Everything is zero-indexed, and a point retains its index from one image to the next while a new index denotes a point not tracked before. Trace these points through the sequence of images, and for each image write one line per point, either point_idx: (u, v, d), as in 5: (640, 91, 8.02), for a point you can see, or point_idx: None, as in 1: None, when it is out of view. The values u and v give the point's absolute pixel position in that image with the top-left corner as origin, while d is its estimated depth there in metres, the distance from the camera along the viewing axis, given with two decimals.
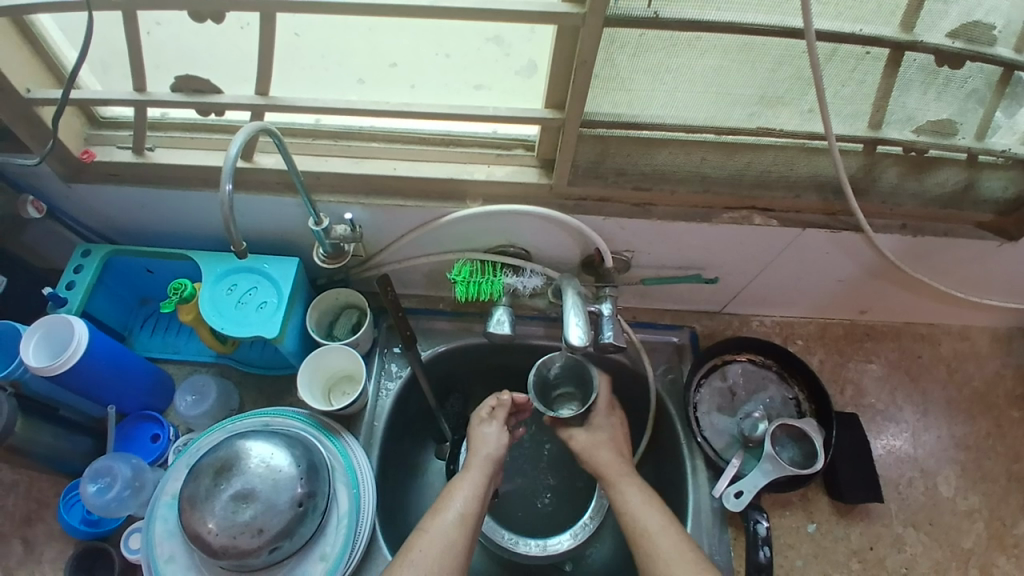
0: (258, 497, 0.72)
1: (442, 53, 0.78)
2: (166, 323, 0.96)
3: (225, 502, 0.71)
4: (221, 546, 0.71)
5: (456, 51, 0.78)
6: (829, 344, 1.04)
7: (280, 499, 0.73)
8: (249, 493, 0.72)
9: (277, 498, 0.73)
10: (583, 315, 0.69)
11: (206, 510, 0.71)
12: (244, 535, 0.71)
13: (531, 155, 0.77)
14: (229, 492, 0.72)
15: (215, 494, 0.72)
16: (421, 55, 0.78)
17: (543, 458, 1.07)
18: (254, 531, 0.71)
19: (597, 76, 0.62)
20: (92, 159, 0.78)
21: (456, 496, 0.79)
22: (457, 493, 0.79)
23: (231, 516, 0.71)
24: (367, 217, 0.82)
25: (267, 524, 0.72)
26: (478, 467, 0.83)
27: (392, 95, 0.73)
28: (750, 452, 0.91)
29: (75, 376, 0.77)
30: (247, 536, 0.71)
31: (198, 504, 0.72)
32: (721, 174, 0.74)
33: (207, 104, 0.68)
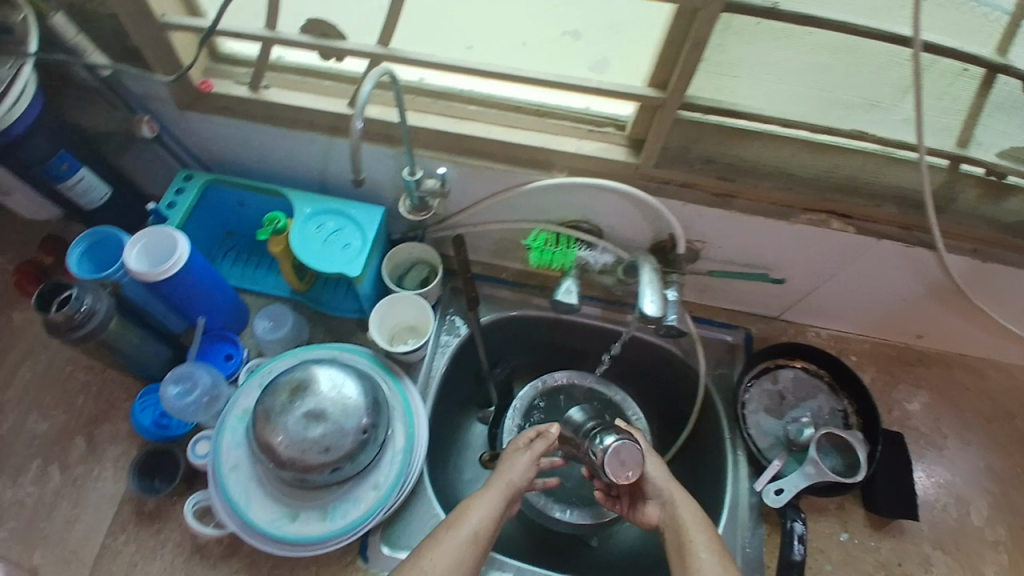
0: (329, 418, 0.77)
1: (529, 41, 0.79)
2: (246, 257, 1.01)
3: (298, 418, 0.77)
4: (288, 459, 0.76)
5: (534, 40, 0.79)
6: (881, 364, 1.05)
7: (347, 423, 0.78)
8: (320, 413, 0.77)
9: (345, 422, 0.78)
10: (658, 293, 0.74)
11: (280, 423, 0.77)
12: (311, 450, 0.76)
13: (620, 134, 0.80)
14: (302, 410, 0.77)
15: (290, 409, 0.77)
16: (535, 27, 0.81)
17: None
18: (321, 449, 0.76)
19: (706, 59, 0.65)
20: (210, 90, 0.83)
21: (469, 516, 0.74)
22: (472, 514, 0.74)
23: (303, 431, 0.76)
24: (456, 176, 0.87)
25: (334, 444, 0.77)
26: (499, 491, 0.77)
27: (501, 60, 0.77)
28: (792, 455, 0.93)
29: (171, 285, 0.82)
30: (314, 452, 0.76)
31: (273, 417, 0.78)
32: (806, 173, 0.76)
33: (329, 48, 0.73)
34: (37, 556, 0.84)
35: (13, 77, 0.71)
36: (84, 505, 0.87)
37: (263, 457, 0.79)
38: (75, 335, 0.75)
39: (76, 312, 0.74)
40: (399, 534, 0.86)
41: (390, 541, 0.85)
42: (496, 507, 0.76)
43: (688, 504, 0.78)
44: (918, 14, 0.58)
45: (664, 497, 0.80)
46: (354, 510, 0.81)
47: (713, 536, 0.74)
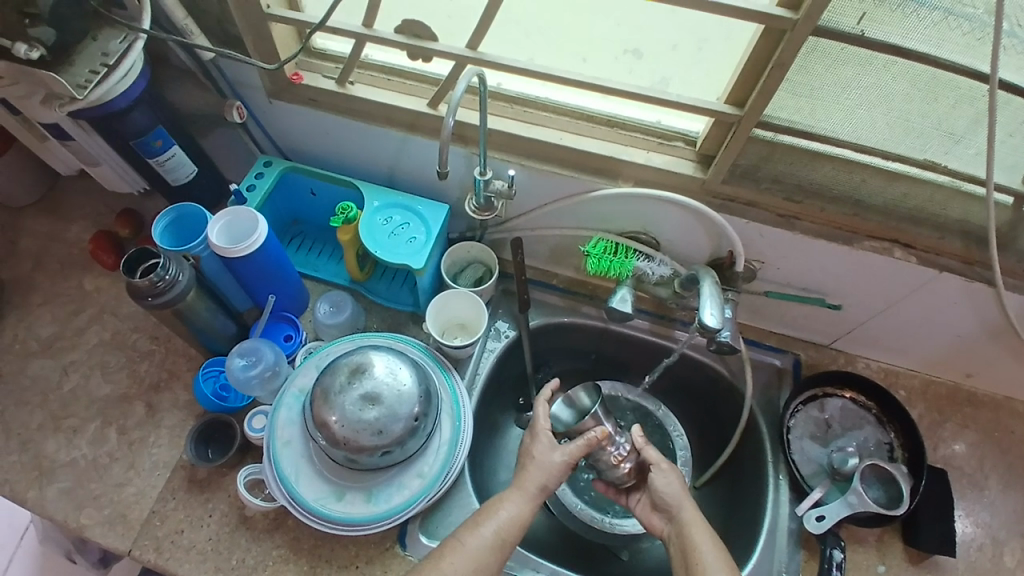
0: (384, 402, 0.79)
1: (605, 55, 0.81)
2: (309, 245, 1.05)
3: (355, 399, 0.79)
4: (342, 439, 0.78)
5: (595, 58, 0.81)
6: (929, 401, 1.04)
7: (402, 408, 0.80)
8: (377, 396, 0.79)
9: (400, 407, 0.80)
10: (717, 305, 0.75)
11: (337, 402, 0.79)
12: (365, 432, 0.78)
13: (689, 149, 0.82)
14: (359, 392, 0.79)
15: (347, 390, 0.79)
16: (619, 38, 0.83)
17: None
18: (375, 431, 0.78)
19: (789, 79, 0.67)
20: (300, 81, 0.88)
21: (495, 520, 0.74)
22: (499, 517, 0.74)
23: (359, 412, 0.78)
24: (524, 179, 0.89)
25: (386, 428, 0.79)
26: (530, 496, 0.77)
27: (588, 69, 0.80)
28: (835, 484, 0.92)
29: (247, 263, 0.86)
30: (368, 434, 0.78)
31: (331, 396, 0.80)
32: (874, 201, 0.78)
33: (421, 48, 0.76)
34: (87, 514, 0.87)
35: (123, 51, 0.75)
36: (138, 467, 0.90)
37: (317, 435, 0.81)
38: (158, 301, 0.79)
39: (159, 280, 0.78)
40: (437, 524, 0.88)
41: (428, 531, 0.87)
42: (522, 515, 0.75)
43: (698, 522, 0.76)
44: (998, 55, 0.59)
45: (673, 514, 0.79)
46: (398, 495, 0.84)
47: (723, 553, 0.73)
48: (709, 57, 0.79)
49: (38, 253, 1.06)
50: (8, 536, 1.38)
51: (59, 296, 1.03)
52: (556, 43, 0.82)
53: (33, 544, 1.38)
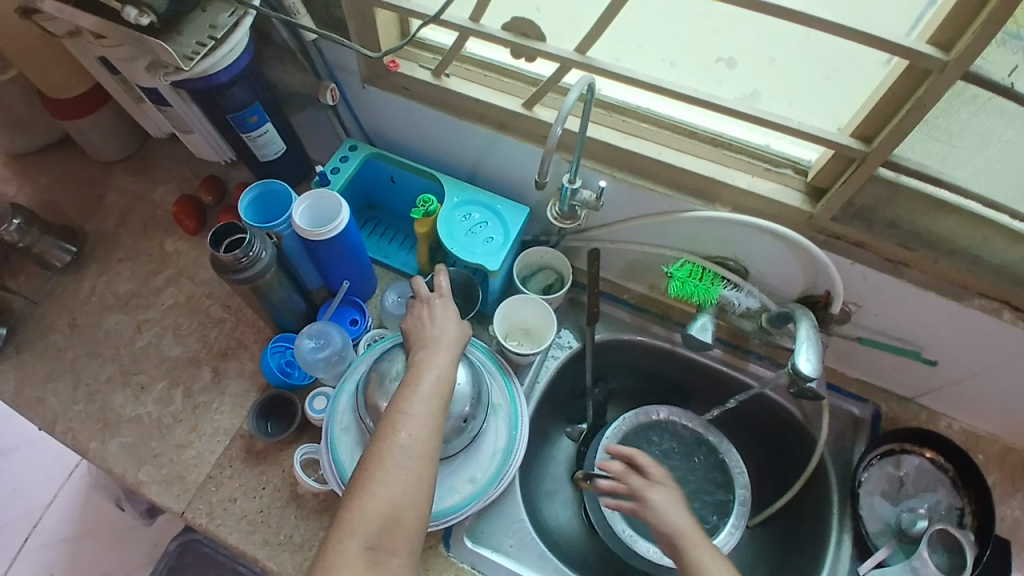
0: None
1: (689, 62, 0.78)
2: (381, 231, 1.04)
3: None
4: None
5: (705, 63, 0.79)
6: (1004, 471, 0.96)
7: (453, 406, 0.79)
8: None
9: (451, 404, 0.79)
10: (815, 351, 0.70)
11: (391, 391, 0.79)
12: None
13: (799, 178, 0.77)
14: None
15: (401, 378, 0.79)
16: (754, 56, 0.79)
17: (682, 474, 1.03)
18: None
19: (927, 121, 0.62)
20: (396, 69, 0.86)
21: (429, 374, 0.70)
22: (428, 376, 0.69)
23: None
24: (613, 191, 0.86)
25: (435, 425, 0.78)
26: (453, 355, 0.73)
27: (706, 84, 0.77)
28: (901, 546, 0.87)
29: (326, 248, 0.86)
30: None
31: (386, 383, 0.80)
32: (994, 261, 0.71)
33: (526, 47, 0.74)
34: (145, 471, 0.88)
35: (230, 26, 0.75)
36: (198, 431, 0.91)
37: (366, 420, 0.80)
38: (239, 277, 0.79)
39: (241, 256, 0.78)
40: (481, 533, 0.87)
41: (473, 537, 0.86)
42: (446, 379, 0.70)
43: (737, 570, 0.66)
44: None
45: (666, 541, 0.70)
46: (447, 498, 0.82)
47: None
48: (837, 86, 0.73)
49: (123, 209, 1.08)
50: (57, 471, 1.42)
51: (139, 253, 1.05)
52: (669, 50, 0.79)
53: (79, 485, 1.41)
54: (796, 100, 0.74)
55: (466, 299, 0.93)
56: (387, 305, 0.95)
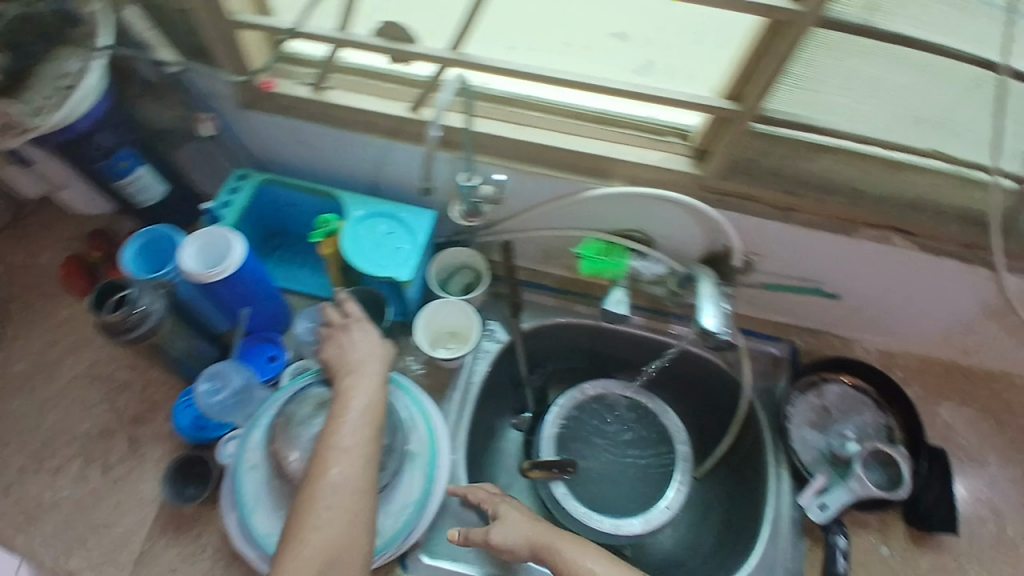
0: None
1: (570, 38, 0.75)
2: (289, 258, 1.00)
3: (313, 436, 0.78)
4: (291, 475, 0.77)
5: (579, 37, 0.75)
6: (928, 381, 1.04)
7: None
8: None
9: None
10: (717, 307, 0.74)
11: (295, 435, 0.79)
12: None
13: (684, 145, 0.80)
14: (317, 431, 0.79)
15: (305, 424, 0.79)
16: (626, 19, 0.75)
17: (630, 444, 1.07)
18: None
19: (791, 73, 0.63)
20: (272, 90, 0.82)
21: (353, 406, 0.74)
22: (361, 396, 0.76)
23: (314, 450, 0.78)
24: (513, 182, 0.86)
25: None
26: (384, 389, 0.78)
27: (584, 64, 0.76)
28: (836, 470, 0.92)
29: (224, 287, 0.82)
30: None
31: (291, 427, 0.80)
32: (877, 192, 0.75)
33: (401, 52, 0.71)
34: (73, 559, 0.82)
35: (82, 72, 0.71)
36: (124, 505, 0.86)
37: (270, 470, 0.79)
38: (128, 336, 0.74)
39: (130, 314, 0.74)
40: (435, 544, 0.87)
41: (428, 551, 0.87)
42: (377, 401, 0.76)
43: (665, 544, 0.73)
44: None
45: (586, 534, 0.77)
46: None
47: None
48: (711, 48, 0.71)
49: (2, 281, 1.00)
50: None
51: (28, 327, 0.97)
52: (543, 28, 0.75)
53: None
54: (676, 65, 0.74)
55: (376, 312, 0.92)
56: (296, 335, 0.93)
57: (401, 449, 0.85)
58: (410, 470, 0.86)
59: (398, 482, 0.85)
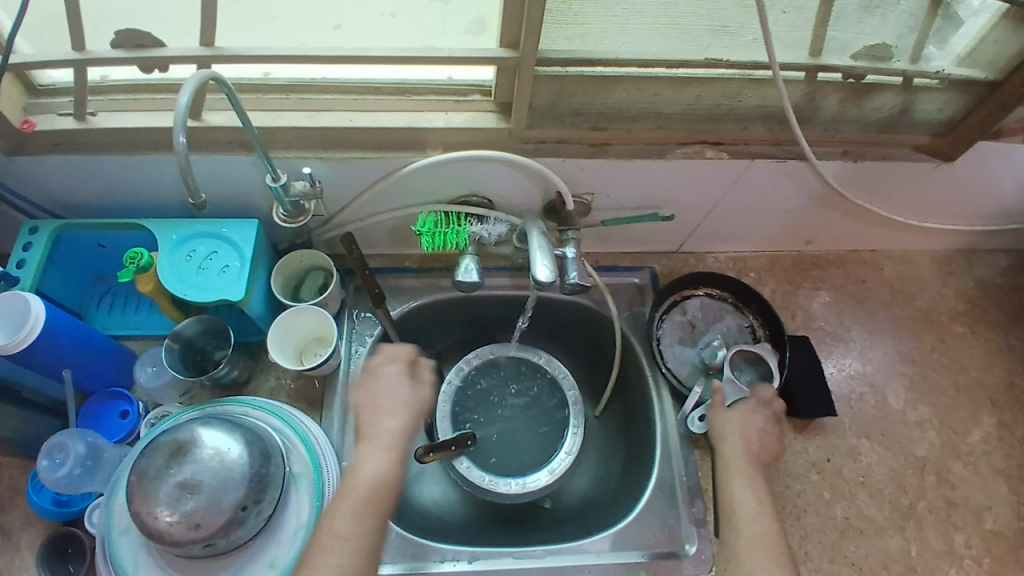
0: (204, 489, 0.75)
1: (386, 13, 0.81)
2: (123, 300, 0.97)
3: (172, 485, 0.75)
4: (158, 531, 0.74)
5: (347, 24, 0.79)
6: (779, 275, 1.09)
7: (222, 499, 0.75)
8: (194, 484, 0.75)
9: (221, 497, 0.75)
10: (550, 256, 0.74)
11: (152, 491, 0.75)
12: (180, 526, 0.74)
13: (487, 101, 0.78)
14: (176, 478, 0.75)
15: (161, 476, 0.75)
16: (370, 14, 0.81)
17: (528, 401, 1.07)
18: (191, 526, 0.74)
19: (550, 11, 0.63)
20: (33, 128, 0.74)
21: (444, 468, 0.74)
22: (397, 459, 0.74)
23: (173, 503, 0.74)
24: (326, 172, 0.80)
25: (205, 519, 0.74)
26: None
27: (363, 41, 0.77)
28: (711, 379, 0.97)
29: (38, 351, 0.79)
30: (183, 528, 0.74)
31: (147, 483, 0.75)
32: (673, 110, 0.77)
33: (149, 58, 0.65)
34: None
35: None
36: None
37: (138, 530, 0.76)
38: None
39: None
40: None
41: None
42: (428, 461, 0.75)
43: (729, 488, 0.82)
44: None
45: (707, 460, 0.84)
46: None
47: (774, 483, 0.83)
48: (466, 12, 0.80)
49: None
50: None
51: None
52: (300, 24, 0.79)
53: None
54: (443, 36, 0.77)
55: (218, 341, 0.92)
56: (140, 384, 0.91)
57: (281, 475, 0.82)
58: (295, 492, 0.84)
59: (285, 508, 0.82)
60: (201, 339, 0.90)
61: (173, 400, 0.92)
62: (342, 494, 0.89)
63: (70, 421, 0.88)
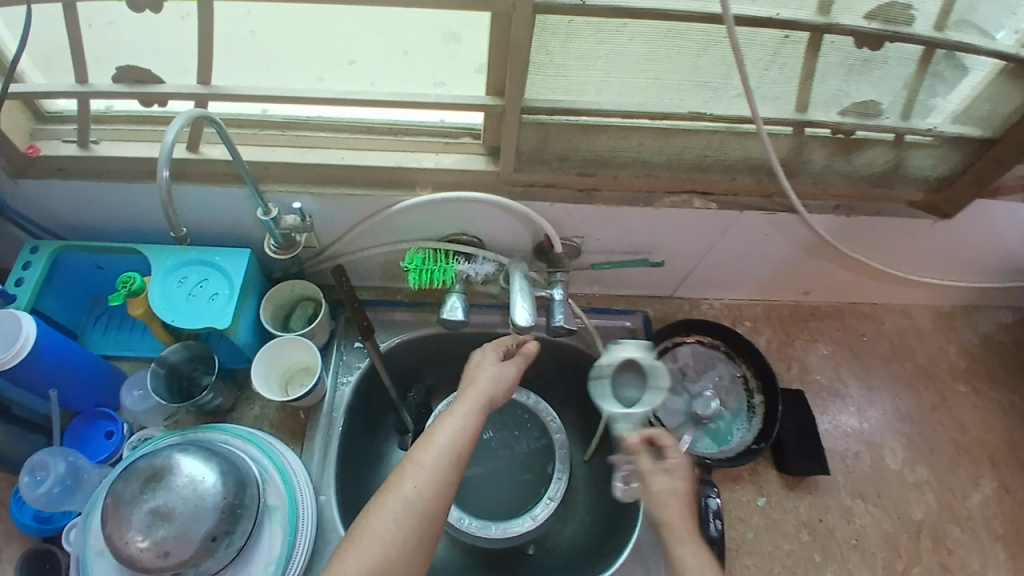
0: (175, 517, 0.74)
1: (399, 51, 0.85)
2: (119, 321, 0.99)
3: (145, 512, 0.74)
4: (128, 557, 0.74)
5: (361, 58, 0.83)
6: (775, 325, 1.08)
7: (194, 529, 0.75)
8: (168, 511, 0.75)
9: (194, 526, 0.75)
10: (530, 298, 0.75)
11: (124, 516, 0.74)
12: (150, 553, 0.73)
13: (477, 143, 0.79)
14: (149, 505, 0.75)
15: (134, 502, 0.75)
16: (381, 52, 0.84)
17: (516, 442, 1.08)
18: (160, 553, 0.74)
19: (532, 62, 0.64)
20: (38, 154, 0.77)
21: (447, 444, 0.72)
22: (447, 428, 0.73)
23: (145, 530, 0.74)
24: (318, 207, 0.82)
25: (174, 548, 0.74)
26: (475, 401, 0.76)
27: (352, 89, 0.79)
28: (705, 430, 0.97)
29: (27, 370, 0.81)
30: (153, 556, 0.74)
31: (120, 508, 0.75)
32: (661, 159, 0.77)
33: (149, 94, 0.68)
34: None
35: None
36: None
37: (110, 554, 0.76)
38: None
39: None
40: None
41: None
42: (470, 424, 0.74)
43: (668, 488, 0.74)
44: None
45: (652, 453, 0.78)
46: None
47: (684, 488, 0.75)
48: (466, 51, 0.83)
49: None
50: None
51: None
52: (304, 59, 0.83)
53: None
54: (447, 79, 0.80)
55: (202, 365, 0.93)
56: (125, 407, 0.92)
57: (256, 506, 0.82)
58: (269, 524, 0.84)
59: (257, 540, 0.82)
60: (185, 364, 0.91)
61: (158, 424, 0.93)
62: (316, 528, 0.88)
63: (55, 440, 0.89)
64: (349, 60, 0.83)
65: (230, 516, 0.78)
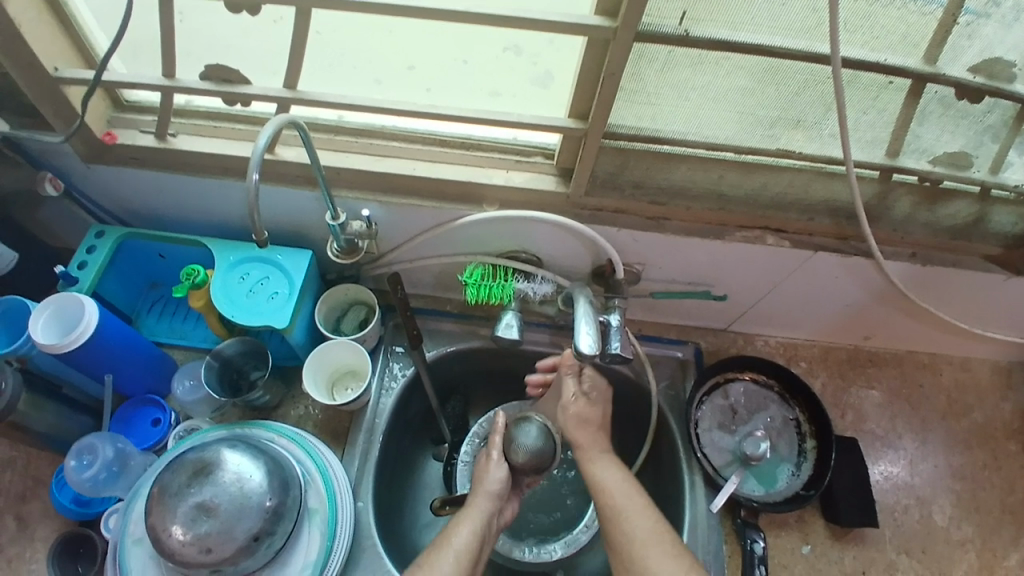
0: (219, 514, 0.74)
1: (459, 60, 0.84)
2: (174, 308, 1.00)
3: (190, 507, 0.73)
4: (170, 548, 0.73)
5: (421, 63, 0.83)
6: (831, 368, 1.05)
7: (237, 527, 0.74)
8: (213, 507, 0.74)
9: (237, 524, 0.74)
10: (594, 324, 0.74)
11: (170, 508, 0.74)
12: (191, 548, 0.73)
13: (549, 163, 0.79)
14: (195, 499, 0.74)
15: (180, 495, 0.74)
16: (441, 61, 0.83)
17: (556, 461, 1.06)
18: (203, 549, 0.73)
19: (623, 89, 0.64)
20: (114, 141, 0.78)
21: (454, 542, 0.72)
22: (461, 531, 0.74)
23: (188, 524, 0.73)
24: (383, 214, 0.82)
25: (216, 545, 0.73)
26: (482, 502, 0.78)
27: (412, 98, 0.81)
28: (750, 470, 0.93)
29: (84, 353, 0.82)
30: (194, 550, 0.73)
31: (166, 499, 0.74)
32: (737, 193, 0.76)
33: (233, 93, 0.69)
34: None
35: None
36: None
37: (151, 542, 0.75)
38: None
39: None
40: None
41: None
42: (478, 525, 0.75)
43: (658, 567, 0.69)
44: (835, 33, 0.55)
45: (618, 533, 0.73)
46: None
47: None
48: (542, 72, 0.81)
49: None
50: None
51: None
52: (371, 66, 0.83)
53: None
54: (503, 90, 0.81)
55: (258, 360, 0.93)
56: (176, 393, 0.93)
57: (297, 508, 0.81)
58: (307, 527, 0.83)
59: (295, 542, 0.81)
60: (243, 353, 0.92)
61: (204, 415, 0.93)
62: (352, 535, 0.87)
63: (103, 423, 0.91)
64: (407, 66, 0.83)
65: (271, 517, 0.77)
